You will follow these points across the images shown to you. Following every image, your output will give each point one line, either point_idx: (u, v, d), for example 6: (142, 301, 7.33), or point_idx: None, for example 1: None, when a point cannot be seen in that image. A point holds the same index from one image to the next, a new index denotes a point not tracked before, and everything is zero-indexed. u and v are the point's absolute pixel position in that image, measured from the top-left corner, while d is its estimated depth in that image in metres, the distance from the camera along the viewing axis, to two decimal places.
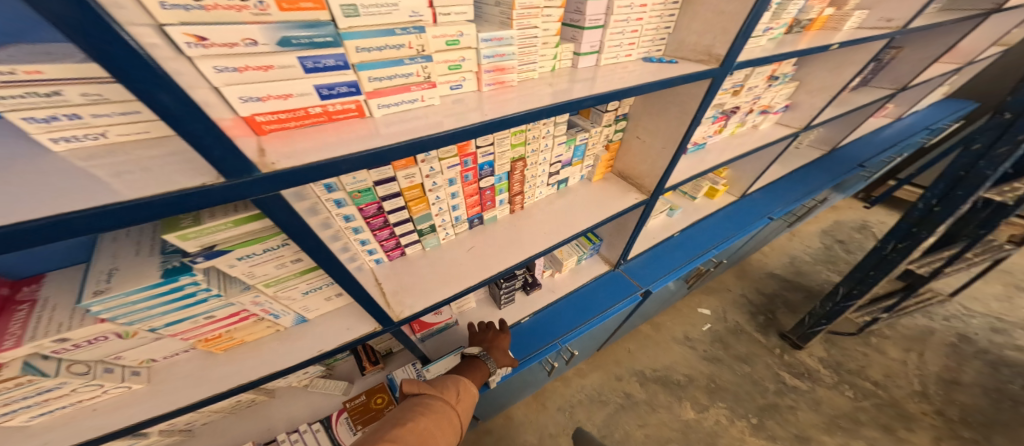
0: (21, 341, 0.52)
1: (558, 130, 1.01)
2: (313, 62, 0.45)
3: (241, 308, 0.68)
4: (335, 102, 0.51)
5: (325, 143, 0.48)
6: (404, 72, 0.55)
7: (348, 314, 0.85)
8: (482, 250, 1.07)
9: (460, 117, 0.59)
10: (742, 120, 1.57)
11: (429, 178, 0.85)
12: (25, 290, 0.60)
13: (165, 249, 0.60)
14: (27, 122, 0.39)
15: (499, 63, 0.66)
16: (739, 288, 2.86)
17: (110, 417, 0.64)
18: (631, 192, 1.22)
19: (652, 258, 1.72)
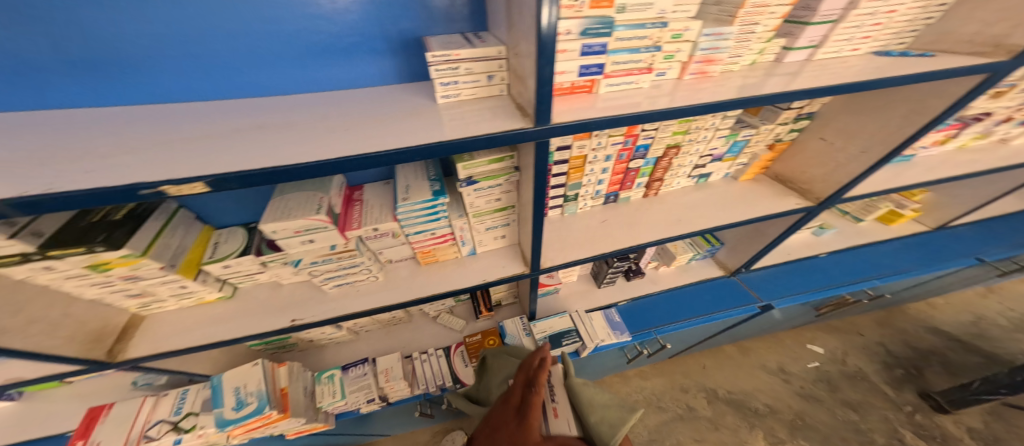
0: (360, 227, 0.88)
1: (723, 124, 0.90)
2: (589, 48, 0.59)
3: (448, 231, 1.00)
4: (583, 79, 0.65)
5: (571, 109, 0.64)
6: (635, 59, 0.63)
7: (502, 256, 1.13)
8: (615, 226, 1.12)
9: (654, 102, 0.65)
10: (986, 131, 1.19)
11: (595, 150, 0.92)
12: (355, 193, 0.98)
13: (429, 175, 0.95)
14: (440, 85, 0.69)
15: (711, 55, 0.67)
16: (876, 336, 2.35)
17: (368, 296, 0.99)
18: (790, 197, 1.06)
19: (785, 274, 1.49)
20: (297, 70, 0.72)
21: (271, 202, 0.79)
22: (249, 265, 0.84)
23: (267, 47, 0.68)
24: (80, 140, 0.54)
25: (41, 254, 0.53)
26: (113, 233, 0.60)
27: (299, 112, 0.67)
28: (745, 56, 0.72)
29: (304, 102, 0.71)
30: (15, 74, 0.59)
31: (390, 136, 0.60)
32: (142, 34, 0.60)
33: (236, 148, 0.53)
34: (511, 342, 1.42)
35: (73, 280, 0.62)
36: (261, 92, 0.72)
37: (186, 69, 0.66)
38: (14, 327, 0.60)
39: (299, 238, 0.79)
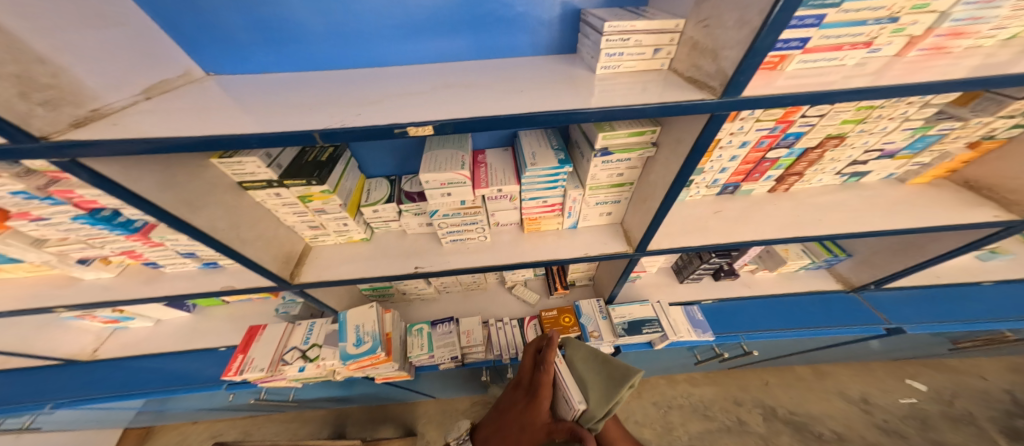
0: (488, 186, 0.93)
1: (915, 115, 0.77)
2: (800, 20, 0.54)
3: (560, 201, 1.02)
4: (775, 54, 0.59)
5: (757, 84, 0.60)
6: (855, 32, 0.57)
7: (604, 233, 1.12)
8: (731, 218, 1.05)
9: (863, 79, 0.58)
10: None
11: (732, 135, 0.85)
12: (479, 156, 1.04)
13: (553, 145, 0.96)
14: (605, 55, 0.69)
15: (964, 27, 0.57)
16: (1004, 382, 2.02)
17: (481, 253, 1.06)
18: (978, 207, 0.89)
19: (919, 300, 1.30)
20: (476, 39, 0.79)
21: (423, 156, 0.89)
22: (388, 213, 0.98)
23: (451, 16, 0.75)
24: (333, 94, 0.67)
25: (279, 181, 0.72)
26: (320, 171, 0.76)
27: (476, 76, 0.75)
28: (1008, 28, 0.60)
29: (473, 69, 0.79)
30: (288, 43, 0.73)
31: (564, 100, 0.64)
32: (370, 8, 0.71)
33: (443, 104, 0.63)
34: (586, 323, 1.42)
35: (286, 206, 0.80)
36: (435, 60, 0.81)
37: (399, 37, 0.76)
38: (252, 239, 0.77)
39: (440, 190, 0.87)
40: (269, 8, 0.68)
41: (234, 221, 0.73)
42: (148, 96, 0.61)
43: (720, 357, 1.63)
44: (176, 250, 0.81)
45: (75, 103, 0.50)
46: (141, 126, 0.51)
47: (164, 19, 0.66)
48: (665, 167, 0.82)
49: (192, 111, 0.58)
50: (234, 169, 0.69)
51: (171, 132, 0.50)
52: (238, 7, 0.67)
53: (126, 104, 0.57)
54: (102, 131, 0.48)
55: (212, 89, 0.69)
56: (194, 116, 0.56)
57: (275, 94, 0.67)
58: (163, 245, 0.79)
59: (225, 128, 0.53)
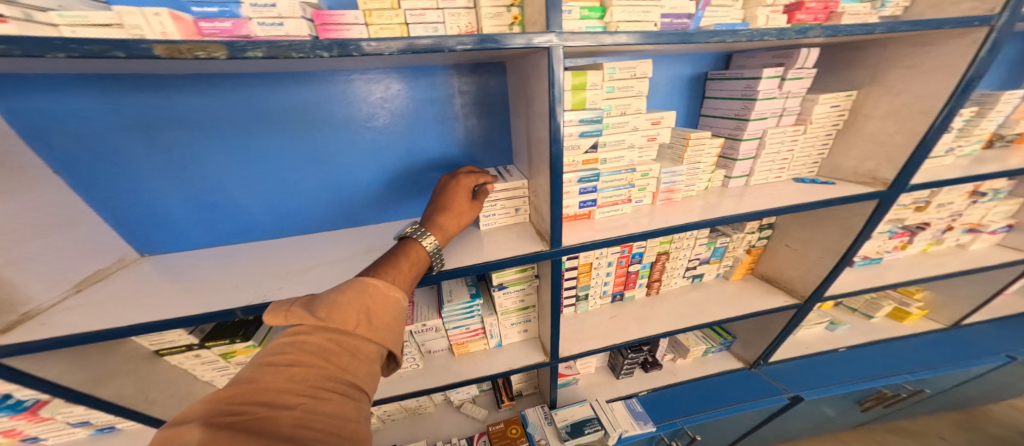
0: (412, 323, 1.07)
1: (700, 234, 1.21)
2: (584, 189, 0.89)
3: (481, 327, 1.17)
4: (582, 210, 0.94)
5: (575, 233, 0.90)
6: (618, 193, 0.95)
7: (526, 347, 1.24)
8: (622, 321, 1.26)
9: (638, 221, 0.94)
10: (936, 237, 1.31)
11: (597, 259, 1.15)
12: (409, 294, 1.20)
13: (468, 281, 1.18)
14: (485, 217, 0.98)
15: (671, 186, 1.00)
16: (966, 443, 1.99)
17: (412, 381, 1.14)
18: (779, 295, 1.27)
19: (804, 368, 1.50)
20: (385, 205, 1.07)
21: None
22: None
23: (364, 191, 1.03)
24: (260, 268, 0.84)
25: (201, 344, 0.82)
26: (246, 329, 0.88)
27: (384, 237, 0.98)
28: (699, 183, 1.06)
29: (384, 229, 1.03)
30: (226, 218, 0.95)
31: (453, 258, 0.86)
32: (298, 191, 0.98)
33: (352, 269, 0.82)
34: (533, 431, 1.36)
35: (205, 365, 0.87)
36: (353, 220, 1.06)
37: (321, 208, 1.02)
38: (160, 399, 0.82)
39: None
40: (211, 198, 0.92)
41: (146, 385, 0.79)
42: (77, 289, 0.75)
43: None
44: (68, 421, 0.82)
45: (10, 310, 0.64)
46: (77, 321, 0.64)
47: (119, 212, 0.86)
48: (547, 290, 1.04)
49: (126, 298, 0.72)
50: (153, 340, 0.79)
51: (99, 325, 0.63)
52: (187, 197, 0.90)
53: (55, 301, 0.71)
54: (30, 332, 0.61)
55: (143, 272, 0.84)
56: (132, 304, 0.70)
57: (205, 271, 0.83)
58: (53, 418, 0.80)
59: (154, 314, 0.67)
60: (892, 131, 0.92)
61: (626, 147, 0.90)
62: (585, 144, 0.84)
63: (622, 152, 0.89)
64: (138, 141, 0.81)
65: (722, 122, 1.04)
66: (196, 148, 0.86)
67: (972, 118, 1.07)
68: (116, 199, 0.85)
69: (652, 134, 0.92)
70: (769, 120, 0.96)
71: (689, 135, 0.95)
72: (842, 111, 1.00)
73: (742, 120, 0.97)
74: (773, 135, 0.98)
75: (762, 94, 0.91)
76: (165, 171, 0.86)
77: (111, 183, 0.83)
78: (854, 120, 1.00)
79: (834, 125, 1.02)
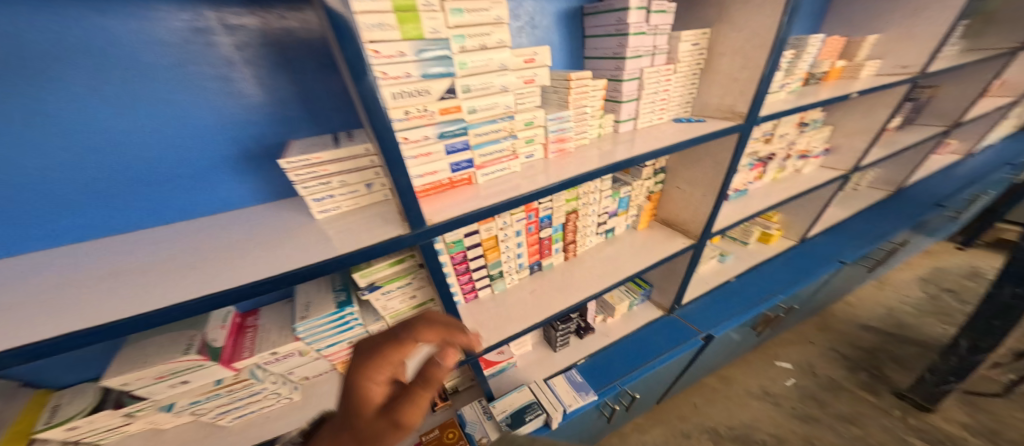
0: (252, 354, 0.76)
1: (604, 186, 1.21)
2: (452, 147, 0.77)
3: (371, 337, 0.90)
4: (459, 174, 0.82)
5: (460, 200, 0.77)
6: (501, 148, 0.85)
7: (441, 347, 1.03)
8: (542, 294, 1.19)
9: (532, 180, 0.86)
10: (782, 165, 1.58)
11: (502, 229, 1.06)
12: (249, 319, 0.87)
13: (335, 286, 0.88)
14: (314, 201, 0.70)
15: (561, 135, 0.96)
16: (826, 341, 2.25)
17: (280, 422, 0.86)
18: (678, 237, 1.35)
19: (709, 305, 1.62)
20: (152, 197, 0.72)
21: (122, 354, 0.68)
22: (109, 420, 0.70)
23: (99, 180, 0.67)
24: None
25: None
26: None
27: (151, 249, 0.65)
28: (591, 130, 1.05)
29: (155, 238, 0.70)
30: None
31: (259, 265, 0.57)
32: None
33: (56, 311, 0.49)
34: (471, 431, 1.16)
35: None
36: (98, 228, 0.70)
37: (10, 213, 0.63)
38: None
39: (165, 383, 0.68)
40: None
41: None
42: None
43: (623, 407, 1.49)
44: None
45: None
46: None
47: None
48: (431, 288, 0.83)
49: None
50: None
51: None
52: None
53: None
54: None
55: None
56: None
57: None
58: None
59: None
60: (740, 67, 1.04)
61: (499, 91, 0.79)
62: (438, 88, 0.70)
63: (494, 99, 0.79)
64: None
65: (605, 62, 1.06)
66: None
67: (793, 59, 1.37)
68: None
69: (529, 76, 0.86)
70: (644, 58, 1.00)
71: (569, 75, 0.92)
72: (700, 49, 1.10)
73: (620, 58, 1.00)
74: (649, 74, 1.03)
75: (633, 27, 0.95)
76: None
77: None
78: (712, 58, 1.11)
79: (697, 63, 1.13)
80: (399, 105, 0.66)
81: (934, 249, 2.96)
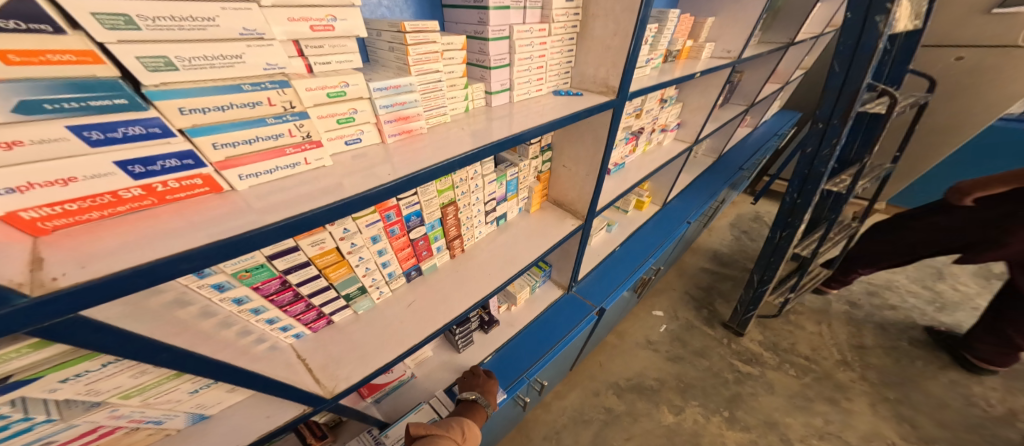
0: None
1: (486, 170, 1.04)
2: (99, 133, 0.39)
3: (94, 424, 0.59)
4: (169, 178, 0.46)
5: (229, 215, 0.47)
6: (273, 133, 0.54)
7: (261, 400, 0.78)
8: (423, 305, 0.97)
9: (367, 172, 0.61)
10: (648, 139, 1.70)
11: (345, 239, 0.77)
12: None
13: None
14: None
15: (399, 112, 0.70)
16: (682, 286, 2.80)
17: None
18: (568, 218, 1.30)
19: (598, 278, 1.73)
20: None
21: None
22: None
23: None
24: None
25: None
26: None
27: None
28: (455, 104, 0.85)
29: None
30: None
31: None
32: None
33: None
34: None
35: None
36: None
37: None
38: None
39: None
40: None
41: None
42: None
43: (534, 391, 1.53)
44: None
45: None
46: None
47: None
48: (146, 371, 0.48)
49: None
50: None
51: None
52: None
53: None
54: None
55: None
56: None
57: None
58: None
59: None
60: (612, 34, 0.96)
61: (240, 37, 0.46)
62: None
63: (233, 49, 0.46)
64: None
65: (466, 14, 0.82)
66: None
67: (655, 35, 1.42)
68: None
69: (323, 20, 0.56)
70: (512, 12, 0.81)
71: (402, 24, 0.65)
72: (575, 9, 0.98)
73: (483, 9, 0.78)
74: (520, 34, 0.84)
75: None
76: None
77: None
78: (587, 21, 0.99)
79: (572, 26, 1.01)
80: None
81: (739, 201, 3.98)
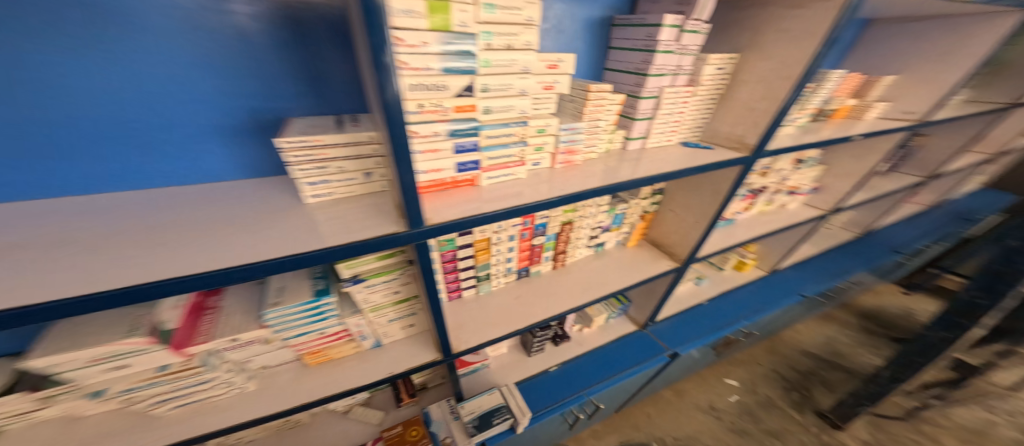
0: (209, 340, 0.67)
1: (602, 202, 1.19)
2: (461, 146, 0.71)
3: (344, 328, 0.84)
4: (463, 174, 0.77)
5: (452, 203, 0.72)
6: (507, 154, 0.80)
7: (410, 345, 0.97)
8: (527, 299, 1.19)
9: (535, 188, 0.82)
10: (771, 199, 1.61)
11: (496, 233, 1.02)
12: (211, 299, 0.77)
13: (313, 272, 0.82)
14: (307, 185, 0.66)
15: (571, 146, 0.91)
16: (771, 363, 2.48)
17: (226, 414, 0.75)
18: (663, 259, 1.36)
19: (680, 323, 1.72)
20: (127, 161, 0.68)
21: (56, 330, 0.62)
22: (20, 404, 0.62)
23: (32, 139, 0.60)
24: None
25: None
26: None
27: (119, 221, 0.60)
28: (601, 144, 1.00)
29: (110, 205, 0.65)
30: None
31: (228, 250, 0.54)
32: None
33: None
34: (436, 431, 1.16)
35: None
36: (46, 191, 0.65)
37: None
38: None
39: (99, 368, 0.61)
40: None
41: None
42: None
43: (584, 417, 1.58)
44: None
45: None
46: None
47: None
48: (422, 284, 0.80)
49: None
50: None
51: None
52: None
53: None
54: None
55: None
56: None
57: None
58: None
59: None
60: (759, 97, 1.00)
61: (516, 94, 0.73)
62: (457, 84, 0.63)
63: (510, 101, 0.73)
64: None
65: (624, 76, 0.99)
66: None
67: (808, 96, 1.34)
68: None
69: (550, 83, 0.78)
70: (666, 77, 0.94)
71: (590, 85, 0.85)
72: (725, 73, 1.05)
73: (642, 75, 0.93)
74: (668, 95, 0.97)
75: (662, 45, 0.87)
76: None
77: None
78: (733, 85, 1.06)
79: (718, 88, 1.08)
80: (414, 98, 0.60)
81: (882, 288, 3.24)
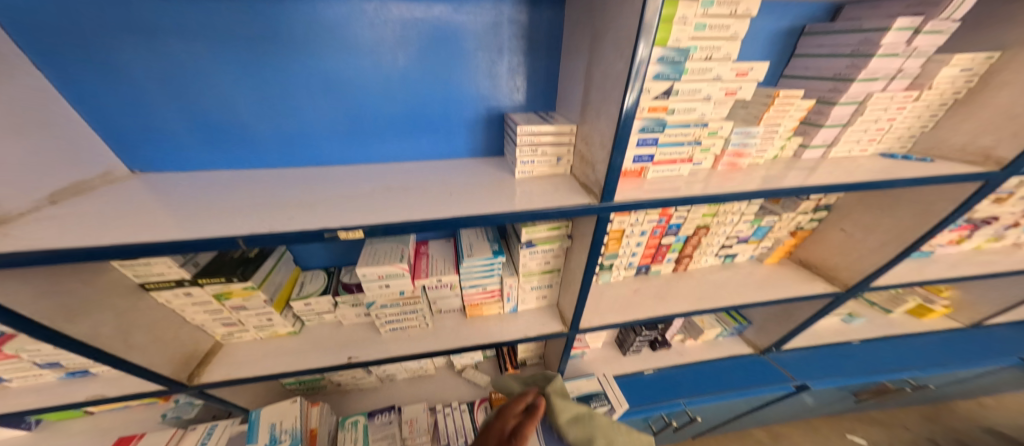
0: (428, 277, 0.96)
1: (748, 210, 1.09)
2: (643, 140, 0.78)
3: (500, 288, 1.05)
4: (635, 165, 0.84)
5: (627, 192, 0.80)
6: (676, 151, 0.84)
7: (542, 314, 1.14)
8: (650, 295, 1.21)
9: (697, 185, 0.84)
10: (997, 234, 1.23)
11: (632, 225, 1.06)
12: (423, 247, 1.09)
13: (489, 236, 1.04)
14: (522, 163, 0.85)
15: (741, 150, 0.87)
16: (926, 431, 2.10)
17: (420, 341, 1.04)
18: (818, 282, 1.19)
19: (817, 358, 1.51)
20: (409, 140, 0.96)
21: (363, 249, 0.94)
22: (324, 304, 1.00)
23: (369, 124, 0.91)
24: (265, 197, 0.75)
25: (192, 280, 0.78)
26: (243, 268, 0.83)
27: (411, 177, 0.88)
28: (770, 150, 0.92)
29: (400, 170, 0.93)
30: (227, 144, 0.84)
31: (481, 203, 0.75)
32: (302, 119, 0.86)
33: (358, 204, 0.73)
34: None
35: (196, 305, 0.84)
36: (366, 160, 0.96)
37: (341, 141, 0.91)
38: (142, 343, 0.77)
39: (378, 282, 0.90)
40: (215, 120, 0.81)
41: (125, 325, 0.74)
42: (54, 200, 0.65)
43: (671, 427, 1.53)
44: (34, 360, 0.78)
45: None
46: (36, 236, 0.55)
47: (106, 125, 0.76)
48: (580, 256, 0.92)
49: (104, 216, 0.63)
50: (136, 270, 0.73)
51: (68, 241, 0.55)
52: (183, 111, 0.78)
53: (26, 209, 0.61)
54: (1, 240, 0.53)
55: (133, 187, 0.75)
56: (108, 224, 0.61)
57: (209, 193, 0.75)
58: (17, 357, 0.76)
59: (123, 235, 0.58)
60: None
61: (701, 98, 0.77)
62: (657, 88, 0.73)
63: (694, 105, 0.78)
64: (131, 37, 0.69)
65: (815, 83, 0.90)
66: (198, 54, 0.74)
67: None
68: (112, 116, 0.75)
69: (733, 89, 0.78)
70: (879, 82, 0.81)
71: (778, 91, 0.81)
72: (972, 76, 0.84)
73: (844, 81, 0.82)
74: (877, 101, 0.83)
75: (884, 49, 0.76)
76: (158, 75, 0.74)
77: (76, 67, 0.69)
78: (983, 88, 0.84)
79: (955, 93, 0.86)
80: None
81: None
